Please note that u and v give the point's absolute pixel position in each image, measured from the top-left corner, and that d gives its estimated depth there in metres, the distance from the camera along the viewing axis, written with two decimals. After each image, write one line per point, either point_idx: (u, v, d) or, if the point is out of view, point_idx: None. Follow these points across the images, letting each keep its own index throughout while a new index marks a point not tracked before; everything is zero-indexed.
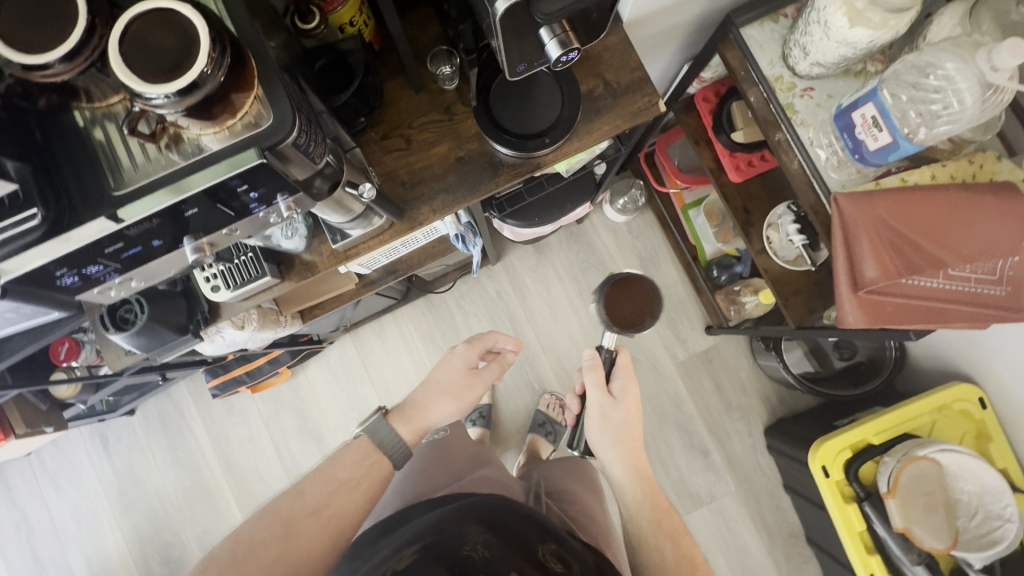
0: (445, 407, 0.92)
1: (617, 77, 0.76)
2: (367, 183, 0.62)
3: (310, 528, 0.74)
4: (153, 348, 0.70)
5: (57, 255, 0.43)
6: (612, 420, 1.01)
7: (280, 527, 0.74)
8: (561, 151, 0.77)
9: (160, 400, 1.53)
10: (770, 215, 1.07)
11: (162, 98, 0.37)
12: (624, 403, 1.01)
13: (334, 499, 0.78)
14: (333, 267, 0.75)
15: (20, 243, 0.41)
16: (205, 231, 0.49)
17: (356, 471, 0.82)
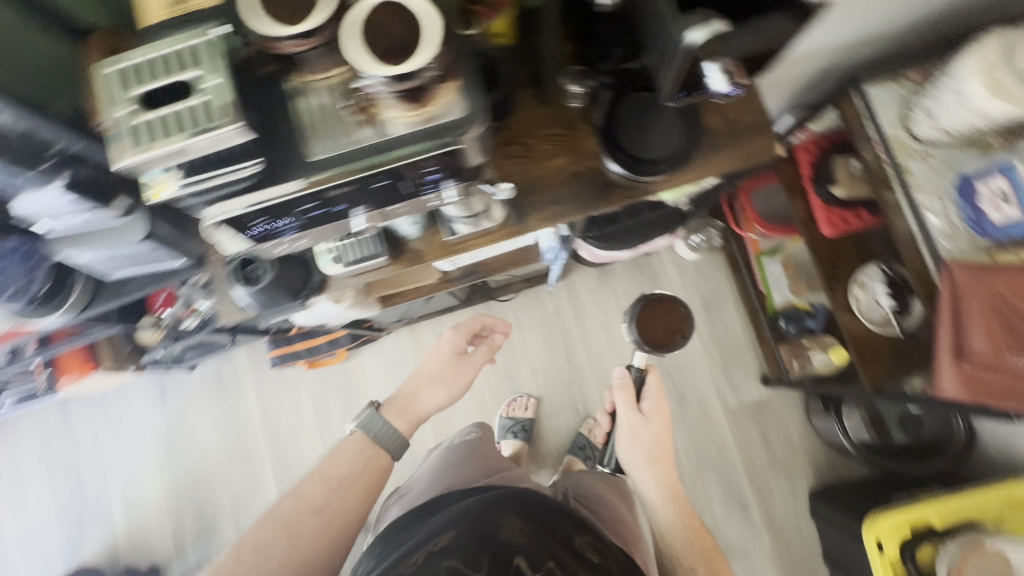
0: (437, 391, 0.92)
1: (740, 116, 0.78)
2: (504, 183, 0.71)
3: (309, 521, 0.79)
4: (267, 306, 0.74)
5: (255, 204, 0.45)
6: (641, 436, 1.05)
7: (281, 526, 0.78)
8: (672, 180, 0.79)
9: (219, 361, 1.60)
10: (858, 272, 1.05)
11: (380, 79, 0.41)
12: (654, 421, 1.06)
13: (335, 493, 0.81)
14: (440, 258, 0.78)
15: (229, 189, 0.44)
16: (375, 204, 0.51)
17: (351, 466, 0.84)
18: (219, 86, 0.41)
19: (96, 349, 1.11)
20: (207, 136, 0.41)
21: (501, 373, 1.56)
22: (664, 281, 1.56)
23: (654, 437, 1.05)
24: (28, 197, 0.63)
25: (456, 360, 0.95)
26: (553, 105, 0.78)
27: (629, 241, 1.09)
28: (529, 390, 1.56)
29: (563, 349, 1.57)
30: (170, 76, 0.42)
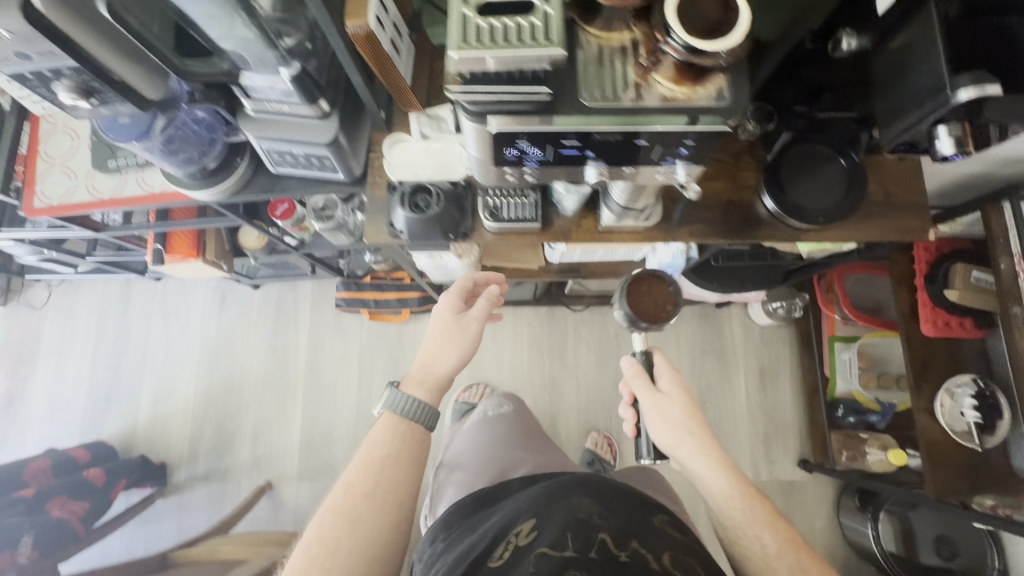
0: (448, 350, 0.77)
1: (899, 192, 0.80)
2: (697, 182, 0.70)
3: (365, 519, 0.64)
4: (417, 238, 0.77)
5: (533, 129, 0.48)
6: (668, 412, 0.80)
7: (329, 541, 0.62)
8: (821, 233, 0.80)
9: (283, 287, 1.63)
10: (948, 379, 1.05)
11: (675, 43, 0.44)
12: (679, 394, 0.81)
13: (383, 477, 0.67)
14: (582, 240, 0.80)
15: (517, 109, 0.46)
16: (611, 160, 0.53)
17: (387, 446, 0.69)
18: (557, 13, 0.42)
19: (204, 238, 1.14)
20: (540, 53, 0.41)
21: (547, 378, 1.56)
22: (728, 338, 1.57)
23: (687, 410, 0.80)
24: (255, 75, 0.68)
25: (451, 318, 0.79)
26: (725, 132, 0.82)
27: (726, 283, 1.10)
28: (569, 404, 1.55)
29: (613, 374, 1.56)
30: None
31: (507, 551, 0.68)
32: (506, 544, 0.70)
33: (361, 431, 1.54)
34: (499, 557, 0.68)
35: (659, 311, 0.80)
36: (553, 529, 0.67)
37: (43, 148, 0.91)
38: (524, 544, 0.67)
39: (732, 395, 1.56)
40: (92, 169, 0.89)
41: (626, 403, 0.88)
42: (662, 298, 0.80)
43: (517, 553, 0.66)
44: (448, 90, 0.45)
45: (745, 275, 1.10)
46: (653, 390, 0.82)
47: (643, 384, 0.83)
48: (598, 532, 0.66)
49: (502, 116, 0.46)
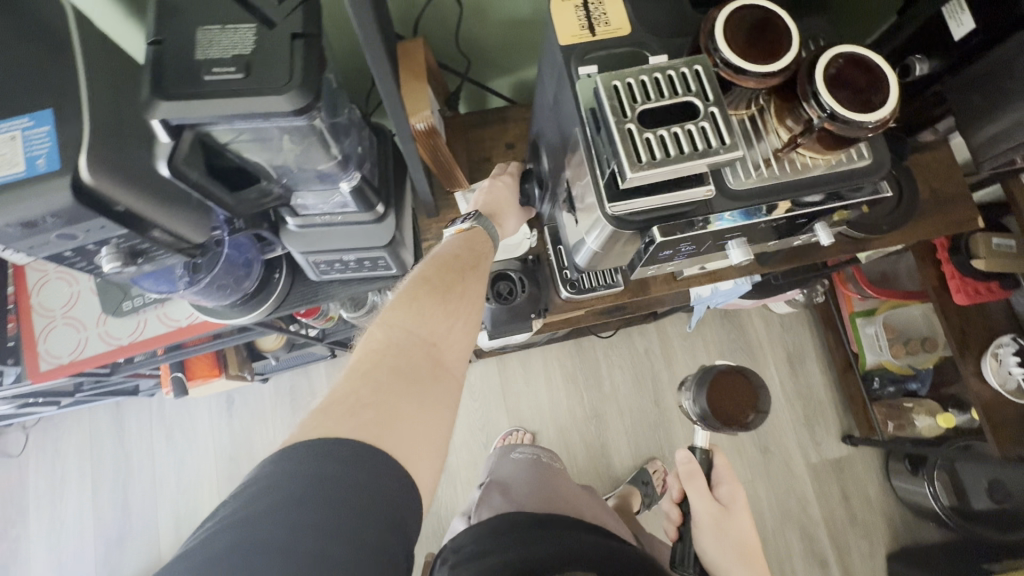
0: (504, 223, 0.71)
1: (943, 187, 0.83)
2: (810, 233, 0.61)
3: (464, 295, 0.60)
4: (501, 326, 0.77)
5: (689, 229, 0.45)
6: (728, 531, 0.87)
7: (433, 296, 0.58)
8: (889, 239, 0.80)
9: (295, 374, 1.52)
10: (990, 343, 1.10)
11: (820, 113, 0.42)
12: (737, 513, 0.89)
13: (480, 267, 0.63)
14: (664, 292, 0.75)
15: (673, 212, 0.44)
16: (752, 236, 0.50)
17: (480, 247, 0.65)
18: (724, 112, 0.39)
19: (223, 353, 1.04)
20: (717, 159, 0.38)
21: (589, 410, 1.54)
22: (752, 332, 1.60)
23: (742, 530, 0.88)
24: (313, 193, 0.66)
25: (499, 185, 0.71)
26: None
27: (765, 293, 1.05)
28: (616, 430, 1.53)
29: (652, 391, 1.56)
30: (677, 96, 0.39)
31: None
32: None
33: None
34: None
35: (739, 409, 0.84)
36: None
37: (37, 301, 0.81)
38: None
39: (767, 386, 1.58)
40: (103, 314, 0.80)
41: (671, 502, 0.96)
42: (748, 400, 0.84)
43: None
44: (603, 207, 0.42)
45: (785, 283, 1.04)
46: (717, 505, 0.89)
47: (700, 483, 0.90)
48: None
49: (660, 223, 0.44)
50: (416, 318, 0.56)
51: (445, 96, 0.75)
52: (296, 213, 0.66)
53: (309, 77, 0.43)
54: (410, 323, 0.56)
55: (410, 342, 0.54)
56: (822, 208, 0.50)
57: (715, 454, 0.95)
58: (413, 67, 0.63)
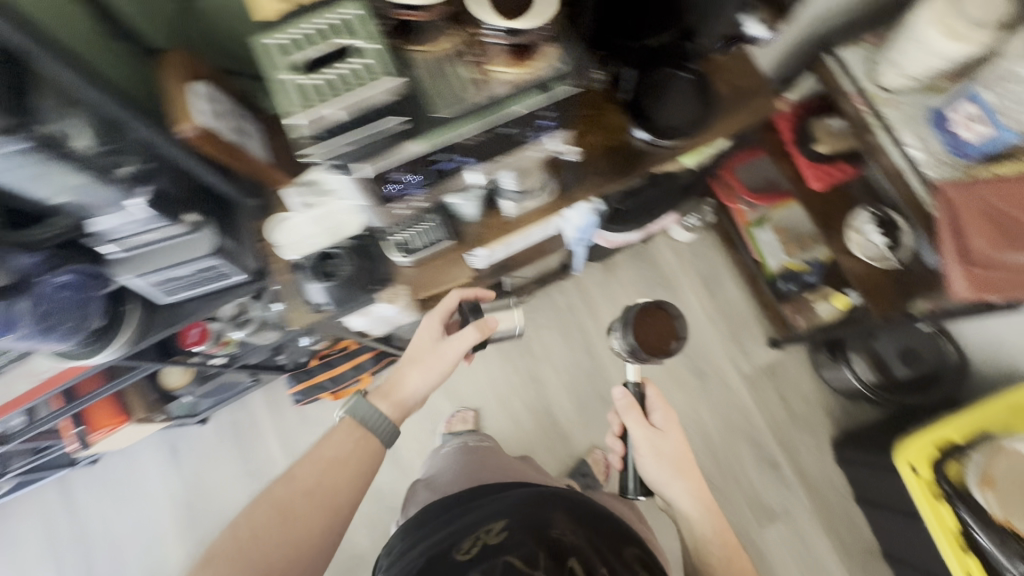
0: (421, 373, 0.90)
1: (742, 83, 0.88)
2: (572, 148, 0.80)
3: (307, 507, 0.77)
4: (342, 304, 0.78)
5: (400, 157, 0.57)
6: (663, 450, 1.08)
7: (276, 507, 0.76)
8: (698, 143, 0.87)
9: (233, 409, 1.54)
10: (851, 218, 1.16)
11: (494, 33, 0.53)
12: (668, 432, 1.10)
13: (331, 483, 0.80)
14: (498, 238, 0.82)
15: (377, 139, 0.54)
16: (483, 155, 0.63)
17: (344, 448, 0.84)
18: (374, 55, 0.53)
19: (126, 399, 1.08)
20: (366, 93, 0.52)
21: (526, 375, 1.58)
22: (665, 265, 1.66)
23: (679, 447, 1.08)
24: (107, 218, 0.65)
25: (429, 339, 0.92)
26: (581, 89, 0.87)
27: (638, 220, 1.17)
28: (555, 388, 1.58)
29: (582, 343, 1.61)
30: (336, 45, 0.53)
31: (475, 547, 0.76)
32: (474, 539, 0.77)
33: (371, 508, 1.48)
34: (466, 551, 0.76)
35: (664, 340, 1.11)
36: (522, 538, 0.75)
37: None
38: (496, 551, 0.74)
39: (690, 313, 1.64)
40: None
41: (617, 433, 1.21)
42: (667, 330, 1.12)
43: (486, 557, 0.73)
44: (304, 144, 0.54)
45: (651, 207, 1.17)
46: (648, 427, 1.10)
47: (634, 415, 1.12)
48: (568, 558, 0.73)
49: (367, 150, 0.55)
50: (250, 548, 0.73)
51: (242, 97, 0.77)
52: (112, 242, 0.69)
53: (16, 111, 0.50)
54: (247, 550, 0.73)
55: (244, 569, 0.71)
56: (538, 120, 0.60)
57: (646, 383, 1.15)
58: (180, 75, 0.64)
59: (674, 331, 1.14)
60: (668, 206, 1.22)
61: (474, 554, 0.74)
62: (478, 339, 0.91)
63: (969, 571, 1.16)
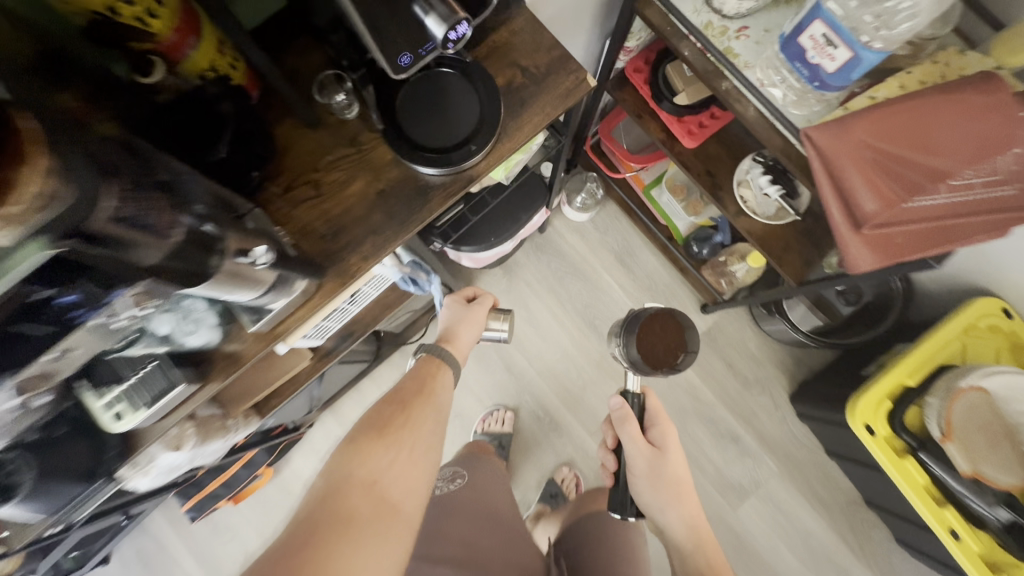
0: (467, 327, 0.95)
1: (534, 61, 0.67)
2: (259, 247, 0.52)
3: (422, 414, 0.78)
4: (60, 507, 0.59)
5: None
6: (661, 472, 0.97)
7: (375, 431, 0.73)
8: (495, 155, 0.66)
9: (134, 539, 1.36)
10: (737, 171, 0.97)
11: None
12: (668, 450, 0.99)
13: (430, 393, 0.82)
14: (265, 351, 0.63)
15: None
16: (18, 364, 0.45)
17: (429, 374, 0.86)
18: None
19: None
20: None
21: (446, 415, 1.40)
22: (570, 252, 1.46)
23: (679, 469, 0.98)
24: None
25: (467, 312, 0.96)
26: (326, 124, 0.66)
27: (500, 231, 1.02)
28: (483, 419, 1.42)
29: (500, 362, 1.43)
30: None
31: None
32: None
33: None
34: None
35: (670, 354, 1.04)
36: None
37: None
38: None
39: (612, 296, 1.45)
40: None
41: (606, 449, 1.07)
42: (674, 342, 1.04)
43: None
44: None
45: (509, 212, 1.02)
46: (650, 447, 0.99)
47: (632, 426, 1.01)
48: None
49: None
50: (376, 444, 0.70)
51: None
52: None
53: None
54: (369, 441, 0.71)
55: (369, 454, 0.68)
56: (60, 296, 0.42)
57: (648, 393, 1.07)
58: None
59: (683, 342, 1.05)
60: (535, 203, 1.04)
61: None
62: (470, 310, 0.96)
63: (949, 524, 1.04)
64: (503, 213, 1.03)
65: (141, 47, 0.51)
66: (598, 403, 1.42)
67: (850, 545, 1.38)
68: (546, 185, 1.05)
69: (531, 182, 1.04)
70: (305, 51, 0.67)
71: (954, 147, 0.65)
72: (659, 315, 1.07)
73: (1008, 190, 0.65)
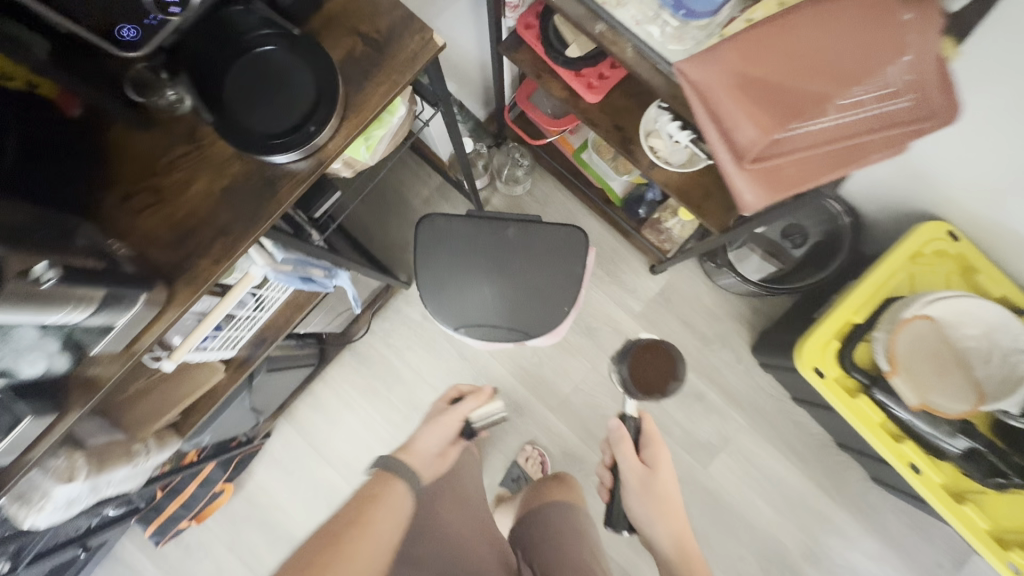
0: (427, 434, 0.92)
1: (373, 26, 0.62)
2: (47, 263, 0.46)
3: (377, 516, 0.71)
4: None
5: None
6: (651, 488, 0.83)
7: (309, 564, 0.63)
8: (343, 134, 0.62)
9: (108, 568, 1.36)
10: (645, 122, 0.91)
11: None
12: (661, 470, 0.85)
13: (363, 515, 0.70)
14: (124, 371, 0.59)
15: None
16: None
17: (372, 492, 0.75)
18: None
19: None
20: None
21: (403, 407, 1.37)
22: None
23: (672, 484, 0.84)
24: None
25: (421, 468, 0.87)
26: (158, 122, 0.61)
27: (562, 296, 0.94)
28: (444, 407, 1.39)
29: (453, 350, 1.39)
30: None
31: None
32: None
33: None
34: None
35: (658, 378, 0.97)
36: None
37: None
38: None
39: None
40: None
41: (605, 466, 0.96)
42: (664, 368, 0.97)
43: None
44: None
45: (549, 267, 0.94)
46: (639, 464, 0.86)
47: (625, 444, 0.89)
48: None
49: None
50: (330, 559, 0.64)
51: None
52: None
53: None
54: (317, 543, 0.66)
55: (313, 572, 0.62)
56: None
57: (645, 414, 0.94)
58: None
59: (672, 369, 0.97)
60: (572, 250, 0.94)
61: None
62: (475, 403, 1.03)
63: (909, 458, 1.01)
64: (542, 273, 0.95)
65: None
66: (556, 378, 1.38)
67: (827, 488, 1.36)
68: (486, 219, 0.95)
69: (467, 233, 0.95)
70: None
71: (838, 67, 0.59)
72: (647, 345, 1.00)
73: (896, 104, 0.61)
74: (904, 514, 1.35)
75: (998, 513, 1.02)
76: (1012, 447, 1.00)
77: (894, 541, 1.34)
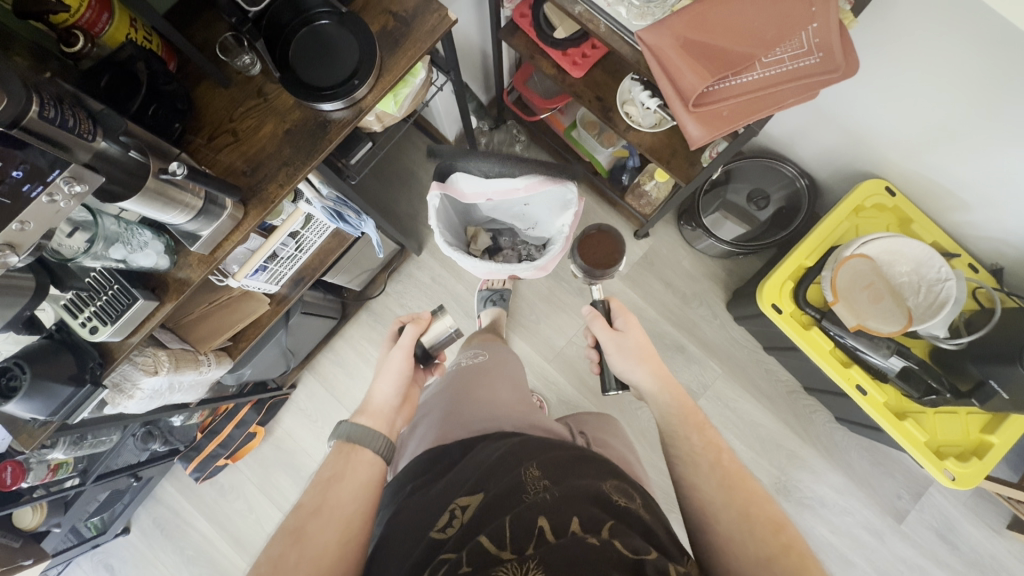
0: (381, 384, 0.86)
1: (401, 7, 0.80)
2: (175, 163, 0.63)
3: (339, 491, 0.70)
4: (56, 408, 0.69)
5: None
6: (625, 345, 1.00)
7: (291, 536, 0.65)
8: (379, 89, 0.79)
9: (150, 508, 1.51)
10: (621, 92, 1.09)
11: None
12: (631, 331, 1.02)
13: (341, 480, 0.71)
14: (207, 274, 0.75)
15: None
16: None
17: (335, 467, 0.73)
18: None
19: None
20: None
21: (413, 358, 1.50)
22: None
23: (642, 339, 1.01)
24: None
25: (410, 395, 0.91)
26: (235, 81, 0.79)
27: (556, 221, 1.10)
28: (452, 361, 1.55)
29: (459, 309, 1.54)
30: None
31: (449, 523, 0.64)
32: (448, 515, 0.66)
33: None
34: (442, 531, 0.64)
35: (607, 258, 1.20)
36: (494, 499, 0.66)
37: None
38: (474, 528, 0.63)
39: None
40: None
41: (591, 345, 1.12)
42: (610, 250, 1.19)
43: (457, 532, 0.63)
44: None
45: (546, 194, 1.11)
46: (612, 332, 1.02)
47: (600, 321, 1.04)
48: (537, 518, 0.61)
49: None
50: (301, 546, 0.64)
51: None
52: None
53: None
54: (286, 527, 0.67)
55: (287, 556, 0.63)
56: None
57: (612, 297, 1.10)
58: None
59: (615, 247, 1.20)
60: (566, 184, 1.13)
61: (449, 536, 0.63)
62: (417, 333, 0.92)
63: (856, 381, 1.17)
64: (540, 199, 1.11)
65: (62, 22, 0.63)
66: (552, 333, 1.55)
67: (796, 428, 1.51)
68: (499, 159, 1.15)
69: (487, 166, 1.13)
70: (210, 23, 0.79)
71: (757, 33, 0.78)
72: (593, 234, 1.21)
73: (809, 61, 0.78)
74: (866, 450, 1.50)
75: (935, 429, 1.18)
76: (944, 370, 1.16)
77: (858, 475, 1.49)
